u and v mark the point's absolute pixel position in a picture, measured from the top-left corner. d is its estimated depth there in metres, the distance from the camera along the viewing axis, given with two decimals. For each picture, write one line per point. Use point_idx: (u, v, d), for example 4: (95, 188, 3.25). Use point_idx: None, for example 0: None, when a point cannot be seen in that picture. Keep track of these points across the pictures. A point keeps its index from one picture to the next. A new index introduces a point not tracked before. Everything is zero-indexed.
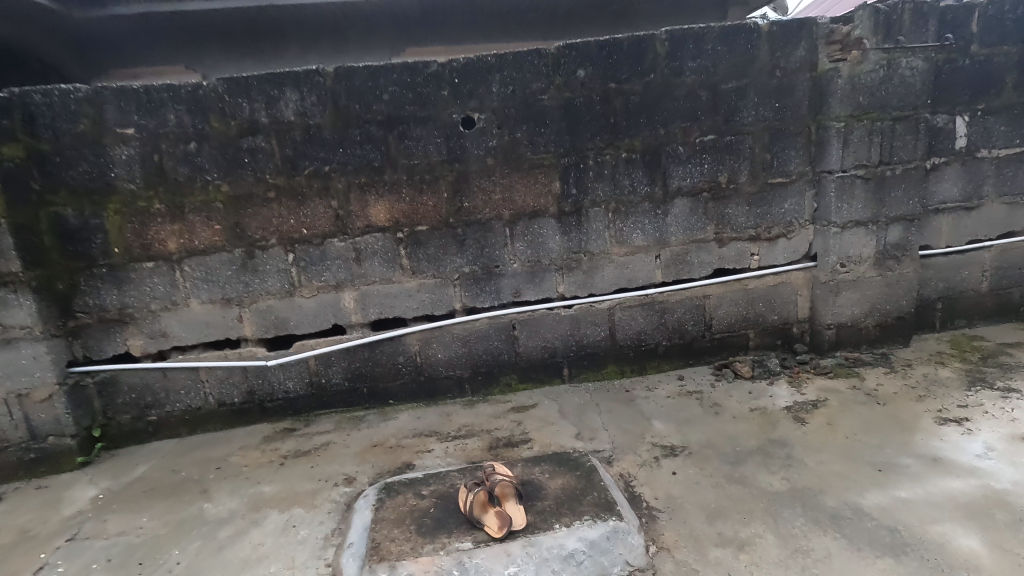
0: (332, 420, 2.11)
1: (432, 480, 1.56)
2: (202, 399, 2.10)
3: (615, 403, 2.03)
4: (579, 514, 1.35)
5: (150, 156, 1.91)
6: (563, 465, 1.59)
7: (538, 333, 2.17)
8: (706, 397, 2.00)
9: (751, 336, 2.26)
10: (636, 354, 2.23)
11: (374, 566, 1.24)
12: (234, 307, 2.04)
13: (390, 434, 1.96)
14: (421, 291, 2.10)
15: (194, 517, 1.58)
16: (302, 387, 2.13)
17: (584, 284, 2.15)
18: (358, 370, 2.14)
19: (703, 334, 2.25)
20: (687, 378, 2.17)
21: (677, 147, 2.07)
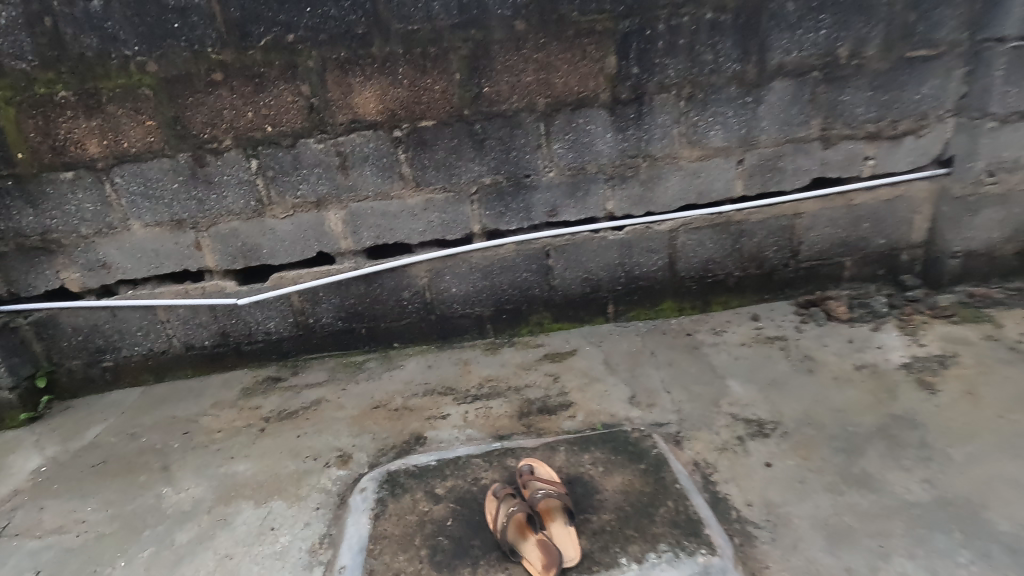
0: (325, 367, 1.73)
1: (449, 471, 1.20)
2: (166, 342, 1.72)
3: (676, 353, 1.62)
4: (652, 541, 0.99)
5: (39, 19, 1.34)
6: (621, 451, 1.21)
7: (578, 262, 1.71)
8: (793, 348, 1.58)
9: (848, 265, 1.78)
10: (700, 287, 1.77)
11: None
12: (189, 230, 1.58)
13: (396, 390, 1.58)
14: (428, 210, 1.62)
15: (150, 508, 1.25)
16: (285, 328, 1.73)
17: (640, 199, 1.65)
18: (354, 307, 1.72)
19: (787, 263, 1.77)
20: (764, 319, 1.73)
21: (785, 3, 1.45)
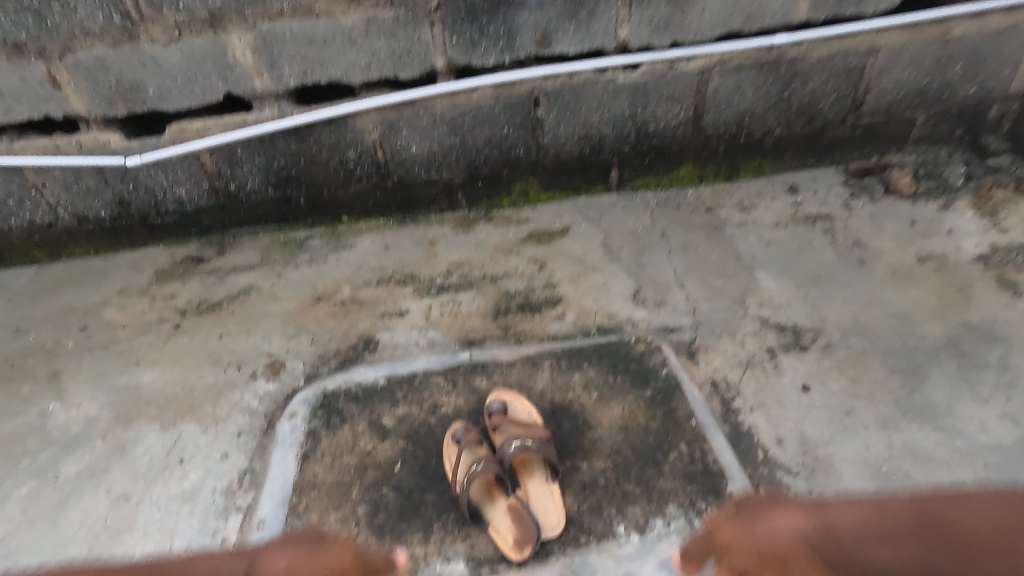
0: (258, 246, 1.40)
1: (401, 395, 0.94)
2: (50, 212, 1.35)
3: (693, 235, 1.29)
4: (657, 503, 0.76)
5: None
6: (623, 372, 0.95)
7: (575, 113, 1.30)
8: (839, 232, 1.26)
9: (921, 123, 1.39)
10: (729, 149, 1.40)
11: None
12: (36, 59, 1.13)
13: (343, 279, 1.27)
14: (372, 34, 1.16)
15: (33, 430, 1.01)
16: (200, 195, 1.36)
17: (664, 24, 1.20)
18: (286, 170, 1.34)
19: (844, 119, 1.37)
20: (804, 192, 1.38)
21: None
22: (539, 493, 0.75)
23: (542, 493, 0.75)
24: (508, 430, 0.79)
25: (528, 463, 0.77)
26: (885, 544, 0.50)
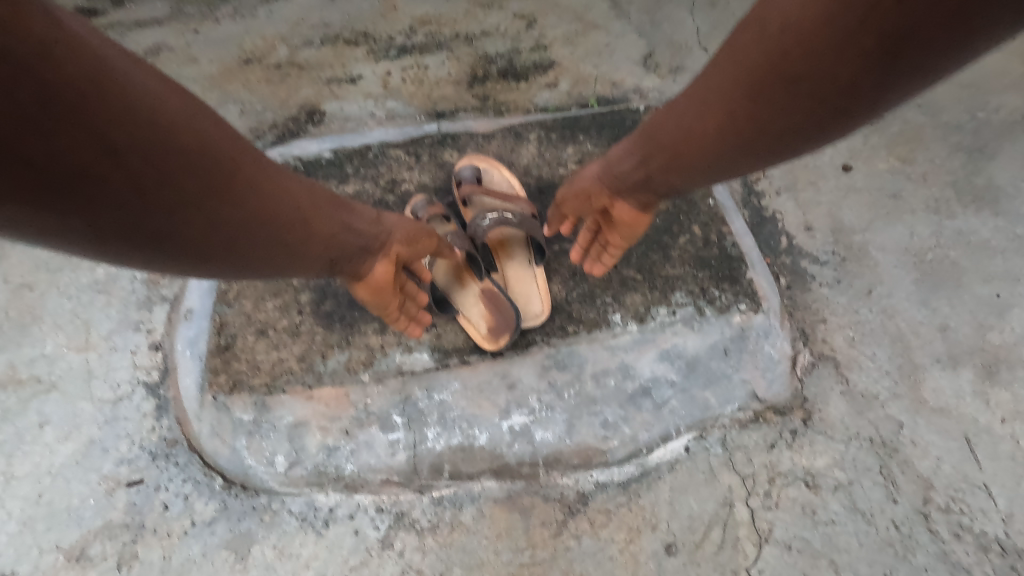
0: None
1: (351, 172, 0.76)
2: None
3: None
4: (660, 288, 0.63)
5: None
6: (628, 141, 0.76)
7: None
8: None
9: None
10: None
11: (227, 396, 0.59)
12: None
13: (275, 35, 0.99)
14: None
15: None
16: None
17: None
18: None
19: None
20: None
21: None
22: (518, 281, 0.61)
23: (522, 279, 0.61)
24: (489, 203, 0.63)
25: (508, 244, 0.62)
26: (662, 144, 0.45)
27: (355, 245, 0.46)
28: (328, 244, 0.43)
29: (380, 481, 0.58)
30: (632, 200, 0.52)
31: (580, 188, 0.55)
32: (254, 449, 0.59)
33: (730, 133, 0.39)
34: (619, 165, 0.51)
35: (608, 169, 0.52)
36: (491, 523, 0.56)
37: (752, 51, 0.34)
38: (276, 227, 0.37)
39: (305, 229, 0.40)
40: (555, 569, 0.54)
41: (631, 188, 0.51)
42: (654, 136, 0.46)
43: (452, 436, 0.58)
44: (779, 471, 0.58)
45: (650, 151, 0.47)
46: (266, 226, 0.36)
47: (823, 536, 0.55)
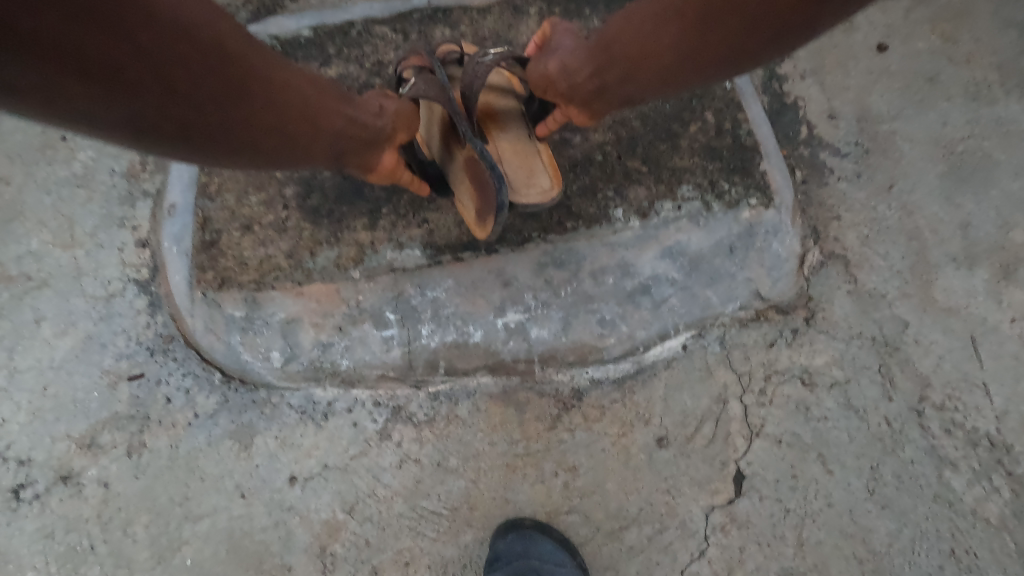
0: None
1: (333, 52, 0.70)
2: None
3: None
4: (668, 183, 0.59)
5: None
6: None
7: None
8: None
9: None
10: None
11: (217, 292, 0.58)
12: None
13: None
14: None
15: None
16: None
17: None
18: None
19: None
20: None
21: None
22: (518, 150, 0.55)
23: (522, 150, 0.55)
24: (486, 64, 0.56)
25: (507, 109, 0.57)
26: (620, 52, 0.39)
27: (347, 126, 0.41)
28: (325, 125, 0.38)
29: (376, 376, 0.58)
30: (584, 105, 0.46)
31: (537, 76, 0.48)
32: (250, 344, 0.59)
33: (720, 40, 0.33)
34: (578, 64, 0.43)
35: (562, 69, 0.44)
36: (487, 417, 0.57)
37: None
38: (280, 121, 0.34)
39: (294, 96, 0.34)
40: (548, 460, 0.56)
41: (589, 93, 0.44)
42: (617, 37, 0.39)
43: (447, 333, 0.58)
44: (777, 369, 0.57)
45: (610, 57, 0.40)
46: (267, 98, 0.32)
47: (814, 431, 0.55)
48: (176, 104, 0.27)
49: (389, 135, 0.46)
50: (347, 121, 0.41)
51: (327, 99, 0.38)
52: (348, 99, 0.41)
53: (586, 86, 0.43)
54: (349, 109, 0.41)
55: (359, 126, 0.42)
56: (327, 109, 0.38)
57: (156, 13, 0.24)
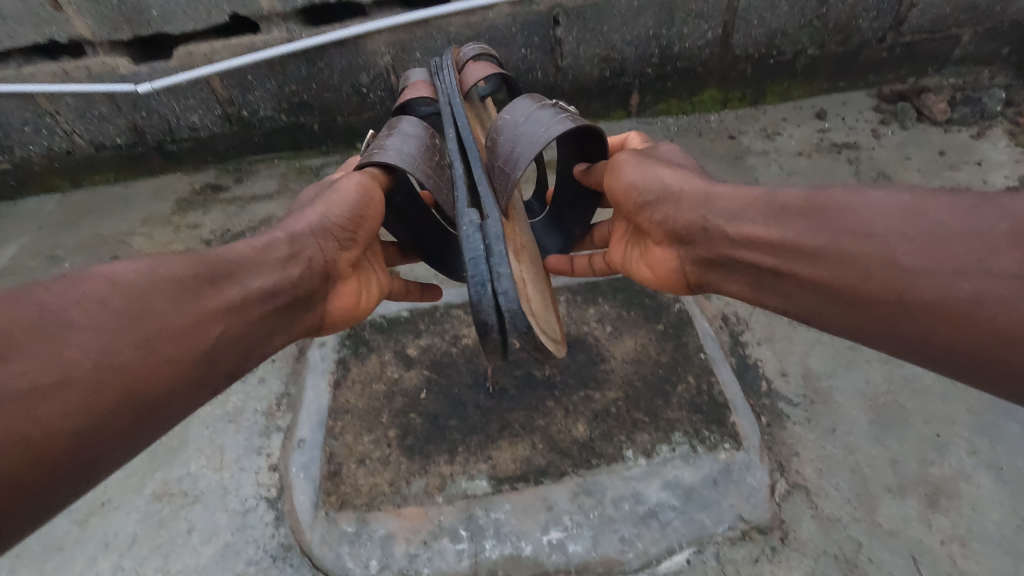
0: (274, 174, 1.40)
1: (424, 327, 0.98)
2: (66, 139, 1.35)
3: (713, 164, 1.27)
4: (665, 430, 0.82)
5: None
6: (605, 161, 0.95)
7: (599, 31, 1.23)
8: (864, 161, 1.24)
9: (964, 41, 1.32)
10: (758, 70, 1.34)
11: (336, 512, 0.79)
12: None
13: None
14: None
15: None
16: (211, 122, 1.35)
17: None
18: (298, 96, 1.31)
19: (883, 37, 1.30)
20: (832, 118, 1.34)
21: None
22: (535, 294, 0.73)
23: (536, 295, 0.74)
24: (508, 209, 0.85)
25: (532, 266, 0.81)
26: (809, 213, 0.60)
27: (181, 269, 0.59)
28: (164, 286, 0.56)
29: None
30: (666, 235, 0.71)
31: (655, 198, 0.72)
32: (355, 554, 0.77)
33: (858, 252, 0.54)
34: (706, 207, 0.67)
35: (719, 200, 0.67)
36: None
37: (912, 251, 0.51)
38: (191, 339, 0.55)
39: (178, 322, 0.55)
40: None
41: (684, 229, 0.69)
42: (756, 212, 0.64)
43: (505, 548, 0.76)
44: None
45: (793, 211, 0.62)
46: (179, 344, 0.54)
47: None
48: (130, 424, 0.50)
49: (301, 278, 0.68)
50: (190, 274, 0.59)
51: (133, 274, 0.55)
52: (160, 259, 0.59)
53: (688, 233, 0.69)
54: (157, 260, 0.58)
55: (230, 281, 0.62)
56: (154, 278, 0.56)
57: (121, 398, 0.49)
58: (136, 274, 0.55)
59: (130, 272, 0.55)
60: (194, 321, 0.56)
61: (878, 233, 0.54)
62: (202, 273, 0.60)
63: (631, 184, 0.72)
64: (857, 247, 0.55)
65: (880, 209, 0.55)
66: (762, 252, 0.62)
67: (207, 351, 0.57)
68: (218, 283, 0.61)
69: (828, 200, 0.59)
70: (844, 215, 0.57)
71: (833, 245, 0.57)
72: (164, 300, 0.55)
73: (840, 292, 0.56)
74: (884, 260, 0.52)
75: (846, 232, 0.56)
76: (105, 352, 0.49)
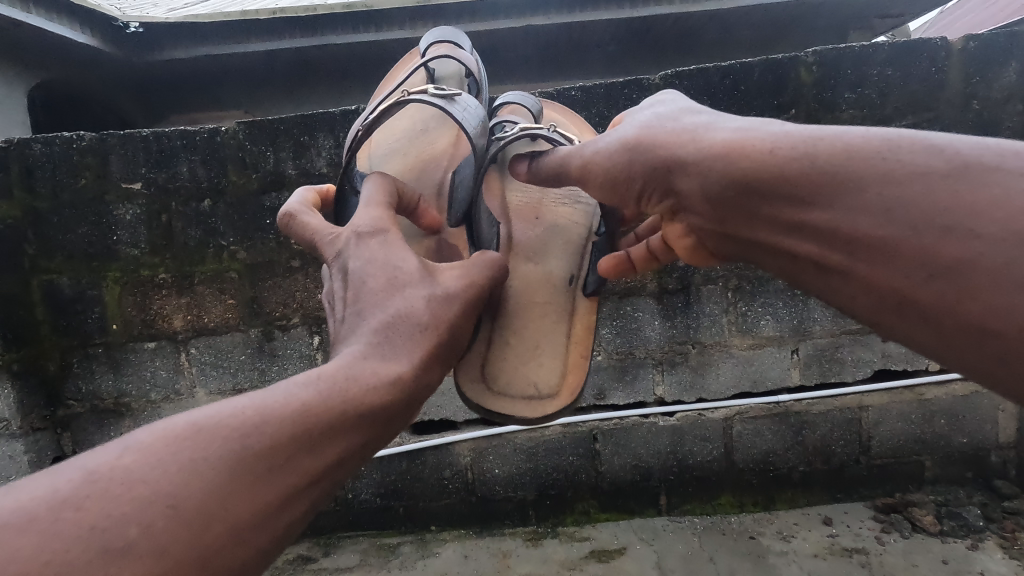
0: (357, 549, 1.65)
1: None
2: None
3: (740, 562, 1.47)
4: None
5: (157, 216, 1.56)
6: (668, 97, 0.87)
7: (628, 447, 1.64)
8: (875, 566, 1.42)
9: (928, 465, 1.63)
10: (762, 481, 1.65)
11: None
12: None
13: None
14: None
15: None
16: (321, 502, 1.69)
17: (691, 385, 1.60)
18: (394, 484, 1.67)
19: (857, 459, 1.64)
20: (838, 525, 1.57)
21: None
22: (548, 333, 1.00)
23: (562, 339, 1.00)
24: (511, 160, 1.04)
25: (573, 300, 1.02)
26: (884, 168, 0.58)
27: (280, 417, 0.58)
28: (261, 447, 0.56)
29: None
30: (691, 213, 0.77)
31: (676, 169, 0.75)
32: None
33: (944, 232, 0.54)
34: (720, 176, 0.69)
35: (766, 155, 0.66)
36: None
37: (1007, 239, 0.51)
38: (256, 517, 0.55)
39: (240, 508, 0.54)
40: None
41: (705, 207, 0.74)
42: (772, 182, 0.65)
43: None
44: None
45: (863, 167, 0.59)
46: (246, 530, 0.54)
47: None
48: None
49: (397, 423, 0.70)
50: (292, 434, 0.58)
51: (230, 419, 0.57)
52: (263, 399, 0.59)
53: (694, 201, 0.75)
54: (260, 398, 0.59)
55: (330, 440, 0.61)
56: (252, 432, 0.56)
57: None
58: (235, 423, 0.56)
59: (227, 417, 0.57)
60: (282, 492, 0.57)
61: (967, 218, 0.53)
62: (303, 417, 0.59)
63: (625, 149, 0.79)
64: (880, 227, 0.58)
65: (929, 186, 0.56)
66: (772, 220, 0.67)
67: (284, 518, 0.58)
68: (297, 446, 0.58)
69: (875, 161, 0.59)
70: (881, 185, 0.58)
71: (859, 208, 0.59)
72: (258, 469, 0.55)
73: (837, 255, 0.62)
74: (906, 243, 0.56)
75: (893, 203, 0.57)
76: (184, 542, 0.50)
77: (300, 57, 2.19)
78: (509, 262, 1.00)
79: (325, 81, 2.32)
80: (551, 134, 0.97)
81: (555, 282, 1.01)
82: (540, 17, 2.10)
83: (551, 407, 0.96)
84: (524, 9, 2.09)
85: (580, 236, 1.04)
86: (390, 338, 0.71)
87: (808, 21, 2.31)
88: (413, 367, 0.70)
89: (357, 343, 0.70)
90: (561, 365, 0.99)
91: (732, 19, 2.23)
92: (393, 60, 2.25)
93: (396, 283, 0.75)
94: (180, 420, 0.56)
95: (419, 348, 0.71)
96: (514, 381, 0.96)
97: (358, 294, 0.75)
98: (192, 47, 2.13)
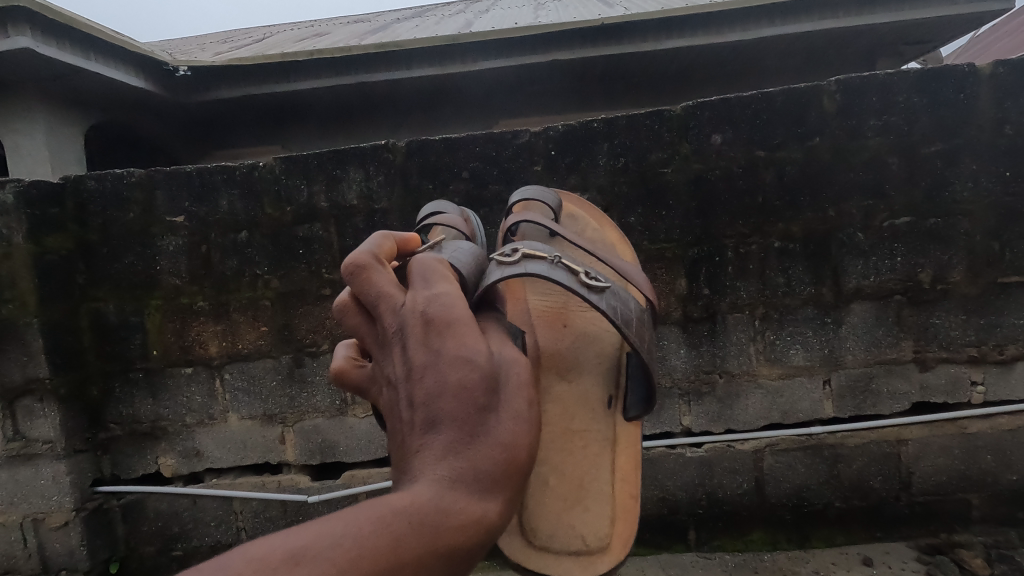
0: None
1: None
2: (234, 534, 1.73)
3: None
4: None
5: (198, 247, 1.64)
6: None
7: (653, 479, 1.61)
8: None
9: (975, 504, 1.55)
10: (797, 517, 1.59)
11: None
12: (277, 425, 1.68)
13: None
14: None
15: None
16: None
17: (719, 416, 1.58)
18: None
19: (898, 496, 1.56)
20: (879, 565, 1.50)
21: (855, 233, 1.48)
22: (593, 472, 1.03)
23: (608, 477, 1.05)
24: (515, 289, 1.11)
25: (614, 427, 1.09)
26: None
27: (380, 554, 0.48)
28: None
29: None
30: None
31: None
32: None
33: None
34: None
35: None
36: None
37: None
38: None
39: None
40: None
41: None
42: None
43: None
44: None
45: None
46: None
47: None
48: None
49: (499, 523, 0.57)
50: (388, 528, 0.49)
51: (330, 550, 0.47)
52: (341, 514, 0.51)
53: None
54: (359, 522, 0.49)
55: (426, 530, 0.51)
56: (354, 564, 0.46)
57: None
58: (334, 554, 0.47)
59: (330, 547, 0.47)
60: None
61: None
62: (398, 558, 0.48)
63: None
64: None
65: None
66: None
67: None
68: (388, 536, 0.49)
69: None
70: None
71: None
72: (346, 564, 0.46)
73: None
74: None
75: None
76: None
77: (335, 94, 2.30)
78: (544, 378, 1.05)
79: (357, 117, 2.42)
80: (555, 265, 0.95)
81: (594, 406, 1.08)
82: (565, 51, 2.17)
83: (600, 561, 0.98)
84: (550, 44, 2.15)
85: (614, 352, 1.13)
86: (477, 470, 0.57)
87: (834, 50, 2.31)
88: (502, 512, 0.57)
89: (442, 462, 0.57)
90: (608, 509, 1.02)
91: (757, 50, 2.25)
92: (422, 96, 2.34)
93: (479, 395, 0.61)
94: (275, 547, 0.46)
95: (512, 480, 0.59)
96: (563, 536, 0.97)
97: (431, 398, 0.61)
98: (236, 86, 2.26)
